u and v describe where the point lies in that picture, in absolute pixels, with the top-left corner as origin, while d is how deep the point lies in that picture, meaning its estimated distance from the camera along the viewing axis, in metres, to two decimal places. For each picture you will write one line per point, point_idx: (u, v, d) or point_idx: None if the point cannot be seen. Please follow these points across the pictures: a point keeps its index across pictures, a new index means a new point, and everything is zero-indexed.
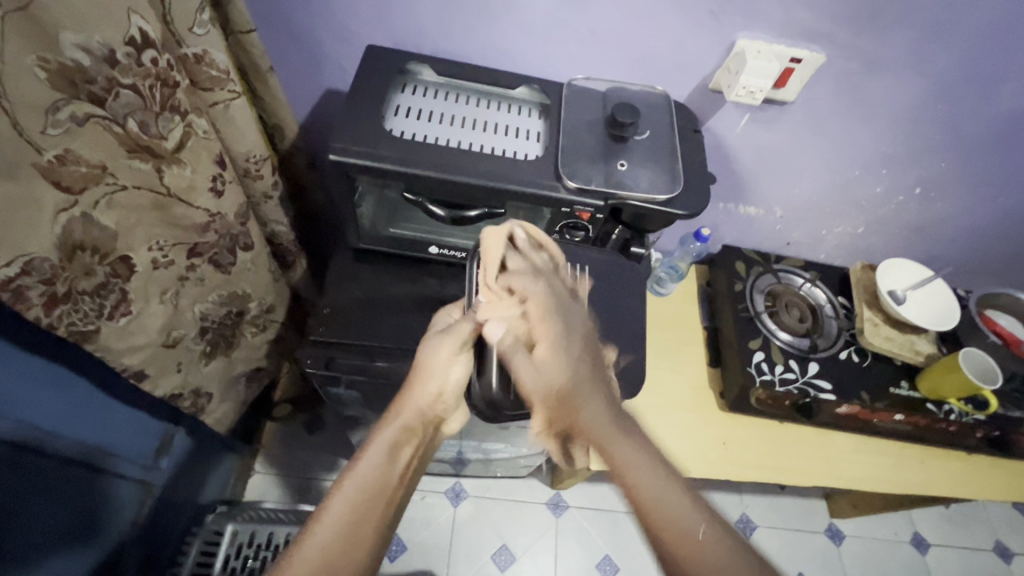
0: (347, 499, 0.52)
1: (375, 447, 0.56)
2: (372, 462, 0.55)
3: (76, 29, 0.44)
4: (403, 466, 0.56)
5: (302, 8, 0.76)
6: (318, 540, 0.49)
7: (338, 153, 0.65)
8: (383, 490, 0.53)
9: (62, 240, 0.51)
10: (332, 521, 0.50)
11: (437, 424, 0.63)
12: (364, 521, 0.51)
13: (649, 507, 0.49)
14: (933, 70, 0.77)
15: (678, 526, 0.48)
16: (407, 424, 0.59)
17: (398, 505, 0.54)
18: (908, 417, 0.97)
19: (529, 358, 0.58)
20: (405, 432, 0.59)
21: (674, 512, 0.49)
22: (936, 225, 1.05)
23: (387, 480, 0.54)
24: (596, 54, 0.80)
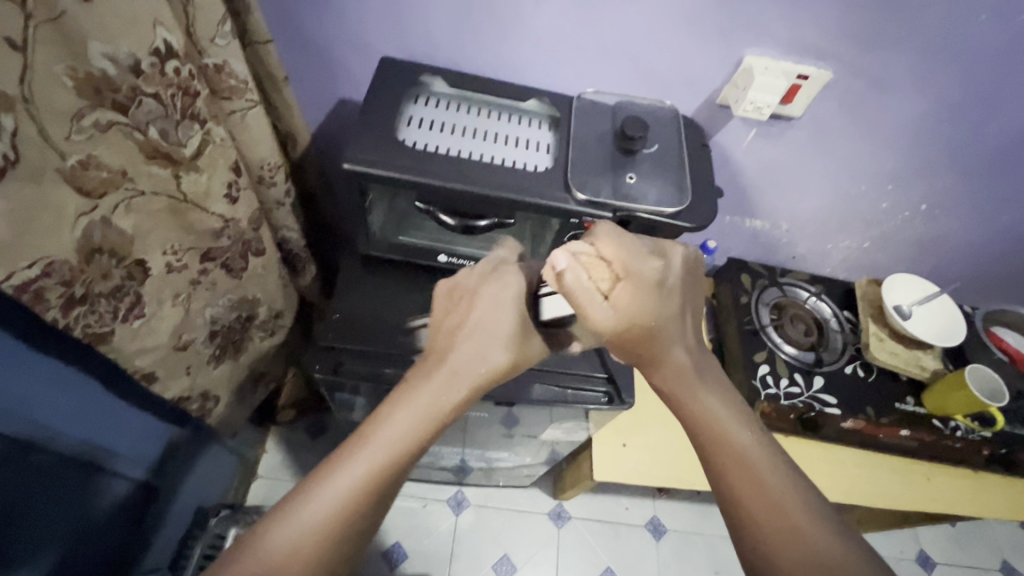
0: (361, 463, 0.47)
1: (402, 413, 0.50)
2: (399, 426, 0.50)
3: (103, 40, 0.46)
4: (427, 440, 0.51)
5: (318, 20, 0.77)
6: (317, 510, 0.45)
7: (351, 162, 0.66)
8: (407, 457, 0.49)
9: (81, 243, 0.52)
10: (338, 490, 0.46)
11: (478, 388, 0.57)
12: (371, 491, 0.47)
13: (748, 478, 0.48)
14: (938, 88, 0.78)
15: (773, 504, 0.47)
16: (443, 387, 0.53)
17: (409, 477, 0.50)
18: (913, 432, 0.97)
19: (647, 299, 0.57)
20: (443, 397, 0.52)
21: (774, 488, 0.48)
22: (942, 241, 1.05)
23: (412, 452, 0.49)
24: (606, 68, 0.81)
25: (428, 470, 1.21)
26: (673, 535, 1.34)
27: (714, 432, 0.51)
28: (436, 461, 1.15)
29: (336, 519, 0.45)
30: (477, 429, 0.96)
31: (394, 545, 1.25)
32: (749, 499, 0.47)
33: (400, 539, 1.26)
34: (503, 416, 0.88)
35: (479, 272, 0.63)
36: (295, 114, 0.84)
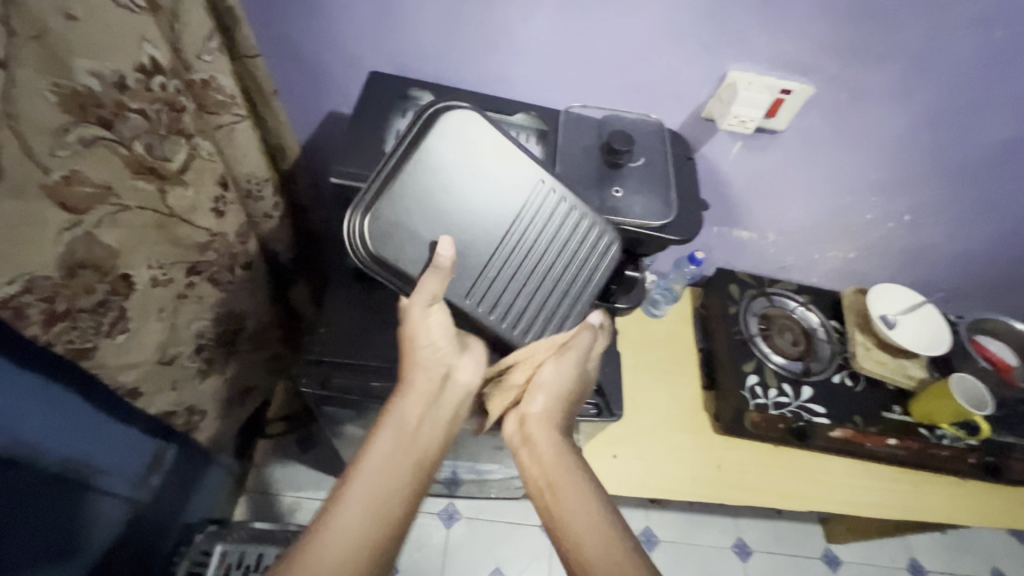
0: (369, 465, 0.51)
1: (389, 421, 0.55)
2: (384, 446, 0.53)
3: (90, 56, 0.46)
4: (413, 443, 0.55)
5: (307, 34, 0.78)
6: (347, 512, 0.48)
7: (339, 175, 0.66)
8: (409, 446, 0.54)
9: (64, 259, 0.51)
10: (359, 490, 0.49)
11: (446, 382, 0.61)
12: (389, 484, 0.51)
13: (575, 524, 0.53)
14: (917, 102, 0.80)
15: (591, 531, 0.52)
16: (422, 384, 0.59)
17: (420, 475, 0.53)
18: (900, 441, 0.98)
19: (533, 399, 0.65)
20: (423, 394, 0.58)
21: (586, 525, 0.53)
22: (926, 251, 1.07)
23: (408, 448, 0.54)
24: (594, 83, 0.82)
25: None
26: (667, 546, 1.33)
27: (555, 488, 0.56)
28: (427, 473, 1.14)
29: (365, 518, 0.48)
30: (466, 441, 0.96)
31: None
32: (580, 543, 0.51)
33: None
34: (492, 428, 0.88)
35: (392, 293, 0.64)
36: (284, 126, 0.84)
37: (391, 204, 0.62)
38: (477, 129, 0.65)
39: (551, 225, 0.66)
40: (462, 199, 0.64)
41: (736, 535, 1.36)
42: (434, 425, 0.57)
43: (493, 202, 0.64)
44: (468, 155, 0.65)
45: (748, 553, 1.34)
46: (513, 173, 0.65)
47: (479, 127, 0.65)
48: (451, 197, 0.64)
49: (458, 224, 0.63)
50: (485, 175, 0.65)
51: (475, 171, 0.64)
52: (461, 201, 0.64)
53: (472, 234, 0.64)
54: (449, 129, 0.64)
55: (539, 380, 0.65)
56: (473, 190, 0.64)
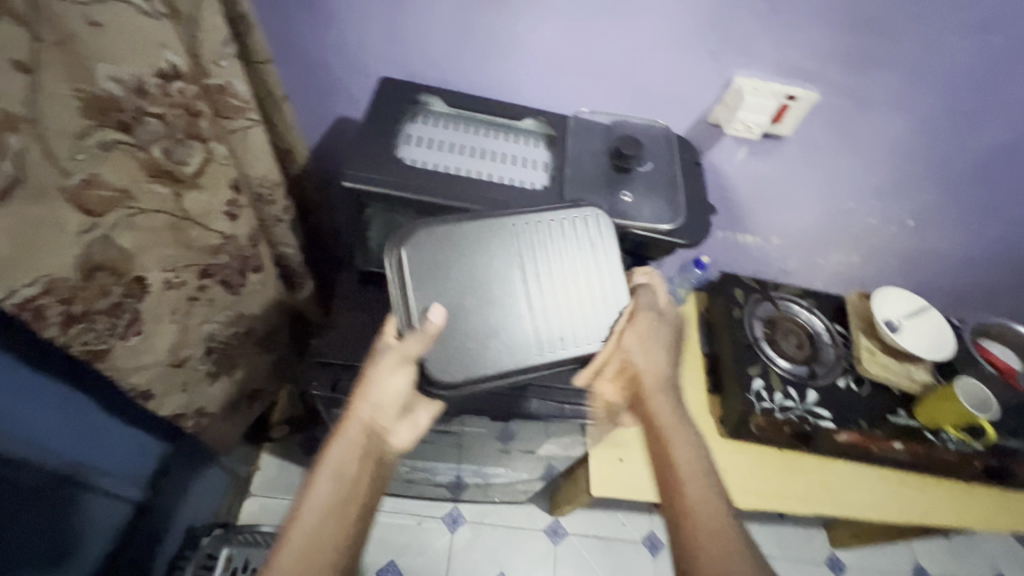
0: (300, 529, 0.54)
1: (324, 484, 0.57)
2: (320, 498, 0.56)
3: (112, 62, 0.47)
4: (349, 498, 0.57)
5: (318, 41, 0.79)
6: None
7: (351, 180, 0.67)
8: (343, 508, 0.56)
9: (82, 261, 0.52)
10: (287, 556, 0.53)
11: (380, 434, 0.61)
12: (318, 551, 0.54)
13: (696, 511, 0.56)
14: (921, 108, 0.81)
15: (714, 524, 0.55)
16: (353, 441, 0.60)
17: (354, 524, 0.57)
18: (906, 445, 0.98)
19: (642, 358, 0.63)
20: (353, 452, 0.59)
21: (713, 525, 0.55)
22: (930, 255, 1.07)
23: (344, 511, 0.56)
24: (601, 88, 0.83)
25: (424, 487, 1.20)
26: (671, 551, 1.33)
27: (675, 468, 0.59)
28: (432, 477, 1.14)
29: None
30: (472, 444, 0.96)
31: (389, 564, 1.23)
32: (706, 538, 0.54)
33: (395, 557, 1.24)
34: (499, 431, 0.88)
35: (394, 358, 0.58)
36: (295, 132, 0.85)
37: (428, 351, 0.58)
38: (432, 236, 0.60)
39: (557, 258, 0.63)
40: (473, 293, 0.60)
41: None
42: (368, 473, 0.60)
43: (498, 281, 0.61)
44: (454, 236, 0.61)
45: None
46: (494, 237, 0.62)
47: (434, 232, 0.60)
48: (469, 277, 0.60)
49: (489, 310, 0.60)
50: (476, 258, 0.61)
51: (466, 261, 0.60)
52: (475, 296, 0.60)
53: (502, 306, 0.60)
54: (415, 254, 0.59)
55: (631, 342, 0.63)
56: (474, 278, 0.60)
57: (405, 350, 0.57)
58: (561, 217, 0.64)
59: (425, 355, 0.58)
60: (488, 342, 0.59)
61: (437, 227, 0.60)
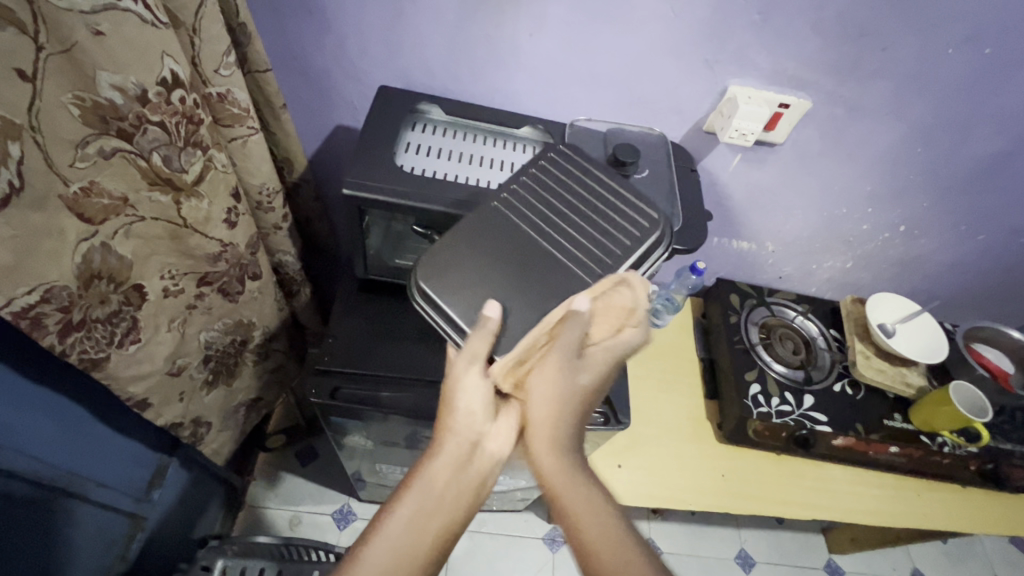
0: (379, 547, 0.47)
1: (410, 497, 0.50)
2: (402, 510, 0.49)
3: (112, 70, 0.46)
4: (435, 510, 0.50)
5: (317, 50, 0.80)
6: None
7: (351, 187, 0.67)
8: (429, 522, 0.49)
9: (81, 269, 0.52)
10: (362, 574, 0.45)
11: (478, 447, 0.55)
12: (395, 569, 0.46)
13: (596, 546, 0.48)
14: (911, 116, 0.82)
15: None
16: (451, 456, 0.53)
17: (436, 547, 0.48)
18: (901, 448, 0.99)
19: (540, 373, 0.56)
20: (449, 467, 0.53)
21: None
22: (921, 261, 1.09)
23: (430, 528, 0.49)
24: (598, 97, 0.84)
25: None
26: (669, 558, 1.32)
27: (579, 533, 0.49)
28: None
29: None
30: None
31: None
32: None
33: None
34: None
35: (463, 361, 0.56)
36: (293, 140, 0.85)
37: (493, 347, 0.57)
38: (443, 247, 0.61)
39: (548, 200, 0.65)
40: (507, 269, 0.60)
41: (739, 546, 1.35)
42: (462, 486, 0.52)
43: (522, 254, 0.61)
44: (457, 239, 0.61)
45: (751, 564, 1.33)
46: (498, 216, 0.63)
47: (445, 246, 0.61)
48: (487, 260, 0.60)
49: (531, 272, 0.60)
50: (494, 241, 0.61)
51: (485, 248, 0.61)
52: (511, 271, 0.60)
53: (537, 262, 0.61)
54: (444, 272, 0.60)
55: (548, 357, 0.56)
56: (490, 261, 0.60)
57: (469, 352, 0.56)
58: (544, 178, 0.67)
59: (493, 350, 0.56)
60: (538, 304, 0.58)
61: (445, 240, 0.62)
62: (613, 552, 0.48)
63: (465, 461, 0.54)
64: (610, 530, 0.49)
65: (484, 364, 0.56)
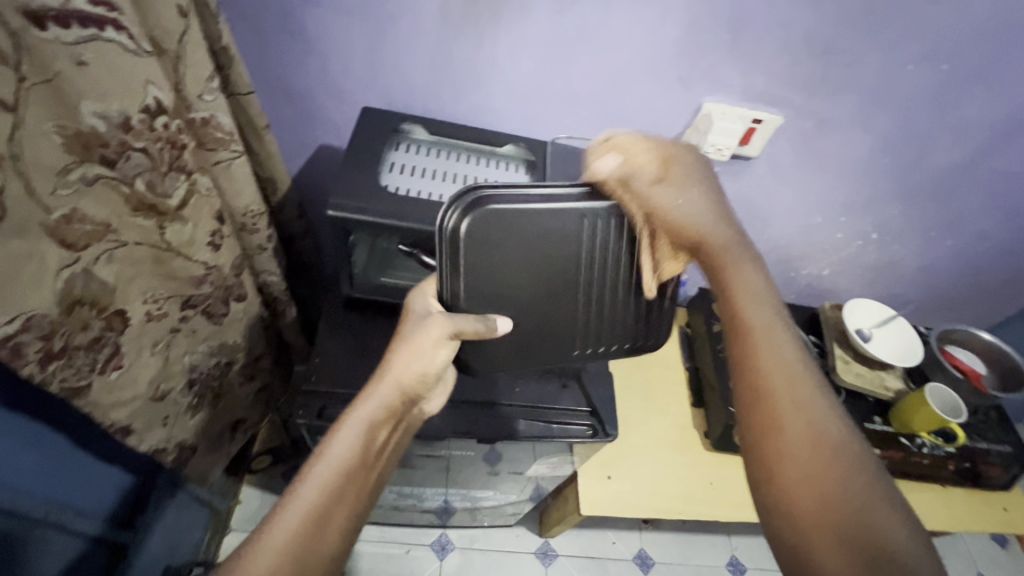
0: (314, 488, 0.46)
1: (348, 438, 0.49)
2: (343, 449, 0.49)
3: (96, 99, 0.46)
4: (373, 456, 0.50)
5: (300, 71, 0.81)
6: (278, 536, 0.43)
7: (336, 208, 0.68)
8: (366, 467, 0.49)
9: (63, 296, 0.51)
10: (297, 517, 0.44)
11: (412, 402, 0.56)
12: (332, 511, 0.46)
13: (790, 440, 0.45)
14: (876, 129, 0.86)
15: (835, 480, 0.42)
16: (387, 403, 0.53)
17: (374, 488, 0.50)
18: (883, 450, 1.02)
19: (678, 202, 0.57)
20: (383, 415, 0.52)
21: (836, 441, 0.44)
22: (894, 266, 1.12)
23: (361, 475, 0.49)
24: (579, 115, 0.86)
25: (411, 513, 1.19)
26: (661, 568, 1.32)
27: (768, 413, 0.46)
28: (419, 503, 1.13)
29: (300, 540, 0.44)
30: (460, 468, 0.95)
31: None
32: (804, 506, 0.42)
33: None
34: (487, 453, 0.88)
35: (443, 330, 0.58)
36: (276, 159, 0.85)
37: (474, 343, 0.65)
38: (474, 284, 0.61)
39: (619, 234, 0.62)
40: (524, 284, 0.63)
41: (729, 554, 1.36)
42: (394, 440, 0.54)
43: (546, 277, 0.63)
44: (500, 238, 0.60)
45: (743, 571, 1.34)
46: (548, 231, 0.61)
47: (477, 262, 0.61)
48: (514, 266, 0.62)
49: (547, 292, 0.64)
50: (529, 254, 0.61)
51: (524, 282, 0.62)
52: (535, 287, 0.63)
53: (556, 290, 0.64)
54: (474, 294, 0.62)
55: (682, 189, 0.58)
56: (517, 266, 0.62)
57: (455, 322, 0.59)
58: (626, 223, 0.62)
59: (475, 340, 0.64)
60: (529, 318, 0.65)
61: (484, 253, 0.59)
62: (807, 433, 0.44)
63: (399, 410, 0.54)
64: (808, 434, 0.45)
65: (451, 342, 0.59)
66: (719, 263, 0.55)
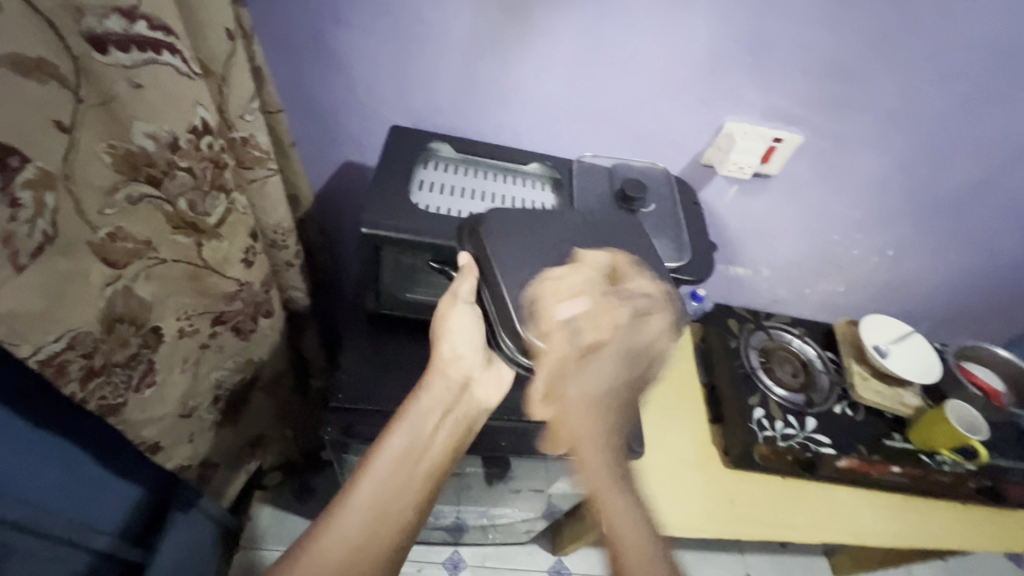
0: (372, 479, 0.56)
1: (401, 433, 0.60)
2: (399, 443, 0.59)
3: (147, 120, 0.46)
4: (424, 454, 0.60)
5: (328, 91, 0.82)
6: (348, 520, 0.53)
7: (368, 226, 0.68)
8: (417, 458, 0.59)
9: (105, 312, 0.52)
10: (360, 504, 0.55)
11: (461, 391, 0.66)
12: (389, 499, 0.56)
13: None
14: (894, 149, 0.87)
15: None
16: (436, 398, 0.64)
17: (427, 479, 0.58)
18: (904, 468, 1.02)
19: (581, 380, 0.57)
20: (433, 408, 0.63)
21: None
22: (909, 282, 1.13)
23: (413, 464, 0.58)
24: (600, 135, 0.88)
25: (426, 531, 1.18)
26: None
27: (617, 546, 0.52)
28: (435, 521, 1.12)
29: (365, 524, 0.54)
30: (480, 485, 0.95)
31: None
32: None
33: None
34: (509, 471, 0.88)
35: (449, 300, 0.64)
36: (301, 176, 0.86)
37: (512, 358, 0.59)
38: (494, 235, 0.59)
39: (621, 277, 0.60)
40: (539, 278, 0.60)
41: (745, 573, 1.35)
42: (448, 435, 0.63)
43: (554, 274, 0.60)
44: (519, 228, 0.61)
45: None
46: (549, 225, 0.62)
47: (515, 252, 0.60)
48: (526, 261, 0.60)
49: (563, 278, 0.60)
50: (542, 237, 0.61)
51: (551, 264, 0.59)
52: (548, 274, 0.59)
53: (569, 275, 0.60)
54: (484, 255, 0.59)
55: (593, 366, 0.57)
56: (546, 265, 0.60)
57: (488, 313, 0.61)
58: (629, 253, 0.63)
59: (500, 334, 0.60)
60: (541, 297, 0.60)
61: (479, 252, 0.60)
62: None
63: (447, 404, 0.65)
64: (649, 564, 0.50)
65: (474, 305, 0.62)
66: (582, 444, 0.57)
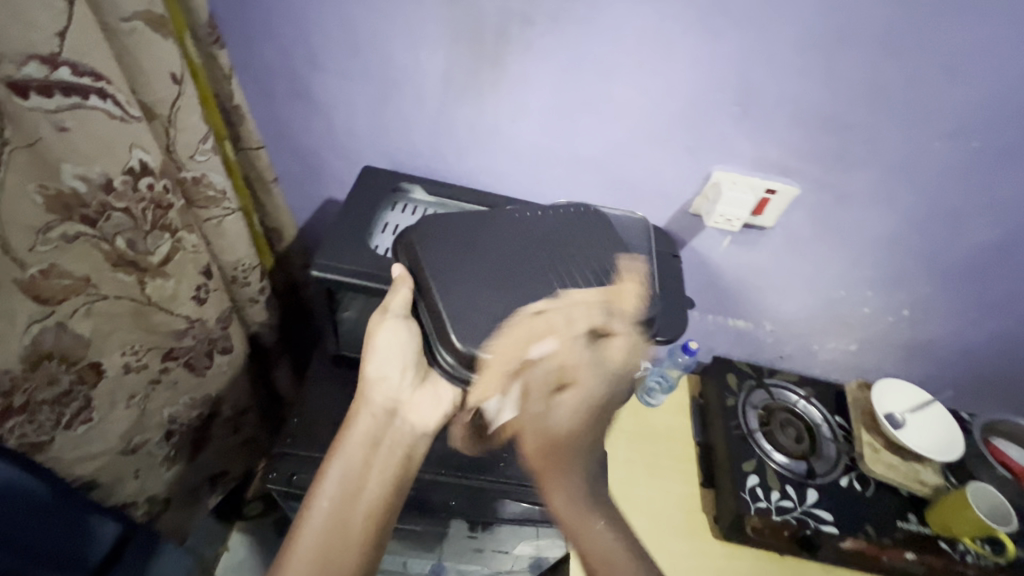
0: (312, 530, 0.58)
1: (335, 473, 0.61)
2: (331, 487, 0.60)
3: (77, 162, 0.46)
4: (357, 492, 0.61)
5: (309, 131, 0.83)
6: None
7: (320, 268, 0.67)
8: (353, 499, 0.60)
9: (29, 351, 0.52)
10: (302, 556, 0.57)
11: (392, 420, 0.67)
12: (332, 546, 0.58)
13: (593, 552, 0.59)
14: (902, 206, 0.81)
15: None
16: (366, 431, 0.65)
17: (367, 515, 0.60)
18: (920, 556, 0.90)
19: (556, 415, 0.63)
20: (364, 443, 0.64)
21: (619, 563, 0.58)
22: (930, 345, 1.03)
23: (350, 505, 0.60)
24: (583, 181, 0.85)
25: None
26: None
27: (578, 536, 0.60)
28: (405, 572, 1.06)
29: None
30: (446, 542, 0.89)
31: None
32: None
33: None
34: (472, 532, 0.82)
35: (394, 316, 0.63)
36: (281, 211, 0.87)
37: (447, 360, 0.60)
38: (443, 249, 0.63)
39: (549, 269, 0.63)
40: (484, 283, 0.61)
41: None
42: (382, 470, 0.63)
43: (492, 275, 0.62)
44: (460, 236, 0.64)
45: None
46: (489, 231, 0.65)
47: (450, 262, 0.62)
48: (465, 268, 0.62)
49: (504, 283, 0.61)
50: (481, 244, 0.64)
51: (498, 285, 0.60)
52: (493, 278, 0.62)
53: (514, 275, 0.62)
54: (421, 263, 0.62)
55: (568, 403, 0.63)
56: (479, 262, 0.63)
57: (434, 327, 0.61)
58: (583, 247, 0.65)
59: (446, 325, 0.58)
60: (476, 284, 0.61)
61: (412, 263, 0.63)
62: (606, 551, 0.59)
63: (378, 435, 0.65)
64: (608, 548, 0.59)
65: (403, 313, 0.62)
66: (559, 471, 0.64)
